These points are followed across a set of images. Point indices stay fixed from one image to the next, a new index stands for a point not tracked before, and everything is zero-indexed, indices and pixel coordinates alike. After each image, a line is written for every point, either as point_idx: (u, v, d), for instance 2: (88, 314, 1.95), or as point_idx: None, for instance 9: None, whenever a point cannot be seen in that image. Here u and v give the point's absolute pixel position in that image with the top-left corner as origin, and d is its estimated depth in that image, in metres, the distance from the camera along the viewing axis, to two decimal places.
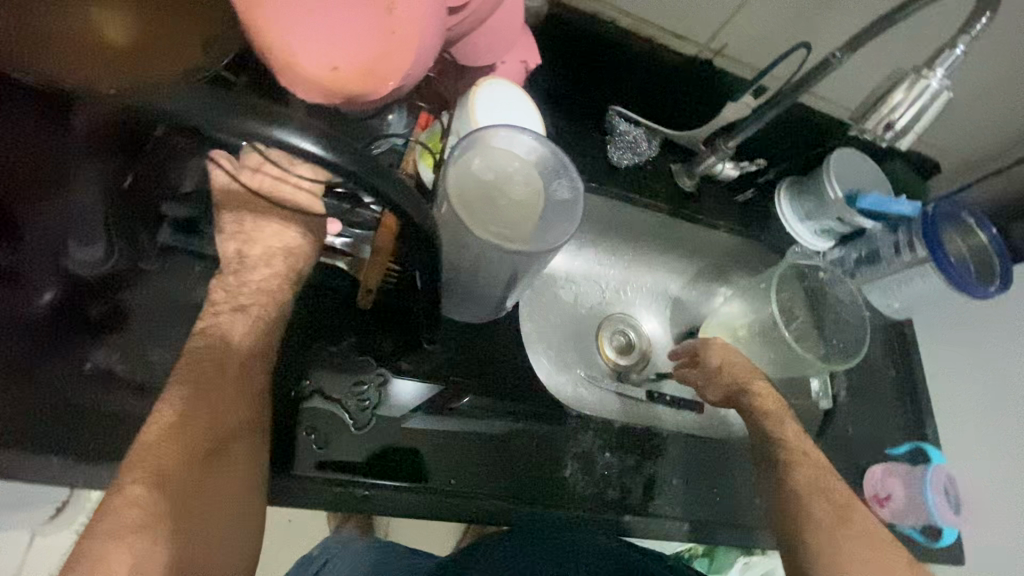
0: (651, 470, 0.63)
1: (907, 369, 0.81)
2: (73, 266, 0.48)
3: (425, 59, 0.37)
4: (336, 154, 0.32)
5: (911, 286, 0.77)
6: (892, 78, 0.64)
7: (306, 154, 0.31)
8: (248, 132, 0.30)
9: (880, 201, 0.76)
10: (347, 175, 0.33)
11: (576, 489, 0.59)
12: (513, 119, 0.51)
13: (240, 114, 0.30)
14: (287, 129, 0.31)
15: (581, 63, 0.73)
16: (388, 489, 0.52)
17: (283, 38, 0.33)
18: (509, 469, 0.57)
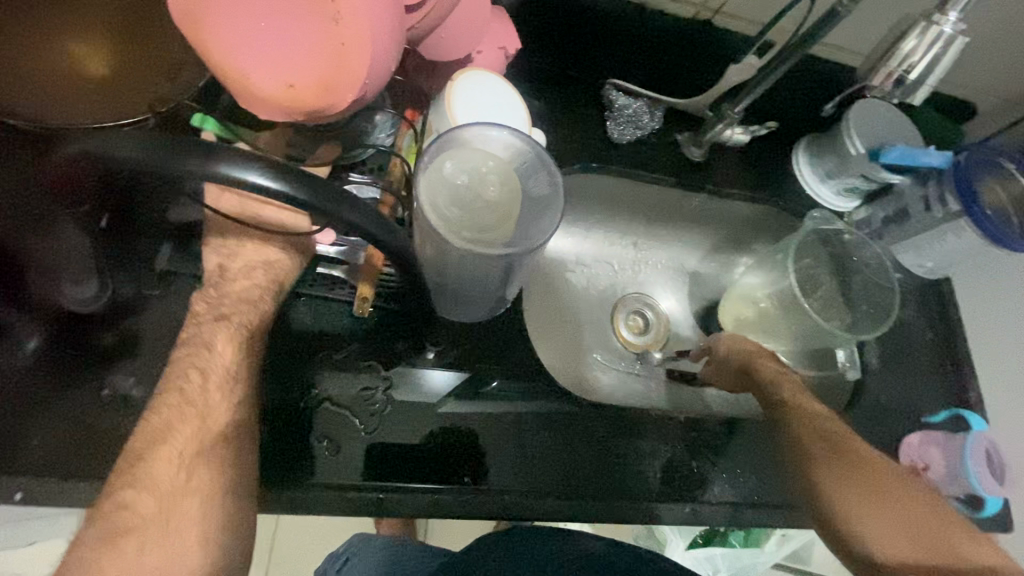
0: (683, 454, 0.63)
1: (944, 331, 0.76)
2: (70, 304, 0.49)
3: (385, 64, 0.35)
4: (293, 180, 0.32)
5: (944, 243, 0.71)
6: (907, 21, 0.62)
7: (257, 187, 0.31)
8: (197, 170, 0.30)
9: (904, 152, 0.69)
10: (303, 203, 0.32)
11: (609, 479, 0.59)
12: (493, 111, 0.49)
13: (187, 155, 0.30)
14: (235, 164, 0.30)
15: (572, 39, 0.71)
16: (422, 492, 0.53)
17: (238, 63, 0.33)
18: (540, 463, 0.58)
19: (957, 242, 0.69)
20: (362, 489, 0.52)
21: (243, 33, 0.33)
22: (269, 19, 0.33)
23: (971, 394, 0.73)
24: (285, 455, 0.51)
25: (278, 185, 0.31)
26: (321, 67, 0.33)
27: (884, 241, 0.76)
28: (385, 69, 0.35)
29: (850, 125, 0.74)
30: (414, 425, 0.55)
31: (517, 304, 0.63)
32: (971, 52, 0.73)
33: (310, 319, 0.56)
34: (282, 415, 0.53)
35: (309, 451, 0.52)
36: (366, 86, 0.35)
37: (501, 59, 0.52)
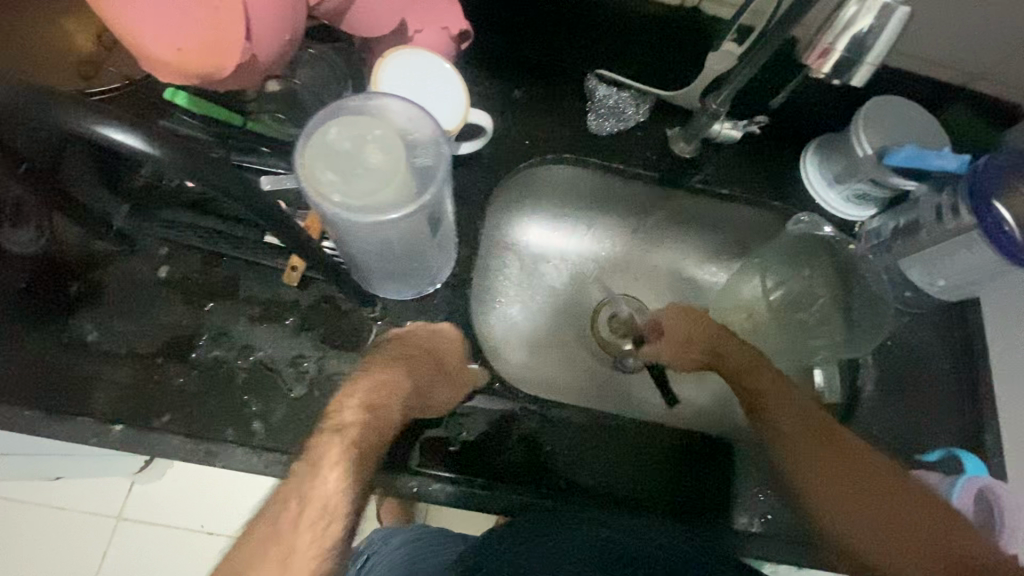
0: (694, 470, 0.61)
1: (965, 363, 0.66)
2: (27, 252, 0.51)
3: (267, 26, 0.37)
4: (166, 144, 0.33)
5: (956, 259, 0.61)
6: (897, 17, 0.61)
7: (129, 148, 0.32)
8: (74, 126, 0.32)
9: (913, 151, 0.61)
10: (172, 164, 0.34)
11: (616, 484, 0.59)
12: (424, 89, 0.50)
13: (67, 112, 0.32)
14: (109, 125, 0.32)
15: (549, 25, 0.68)
16: (434, 478, 0.55)
17: (130, 24, 0.35)
18: (552, 459, 0.59)
19: (970, 258, 0.60)
20: (280, 453, 0.53)
21: None
22: None
23: (986, 438, 0.63)
24: (212, 412, 0.53)
25: (146, 148, 0.33)
26: (202, 29, 0.35)
27: (885, 256, 0.68)
28: (270, 37, 0.37)
29: (859, 123, 0.65)
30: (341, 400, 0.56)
31: (465, 289, 0.63)
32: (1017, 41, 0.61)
33: (256, 287, 0.58)
34: (214, 374, 0.55)
35: (240, 412, 0.54)
36: (251, 49, 0.37)
37: (444, 40, 0.52)
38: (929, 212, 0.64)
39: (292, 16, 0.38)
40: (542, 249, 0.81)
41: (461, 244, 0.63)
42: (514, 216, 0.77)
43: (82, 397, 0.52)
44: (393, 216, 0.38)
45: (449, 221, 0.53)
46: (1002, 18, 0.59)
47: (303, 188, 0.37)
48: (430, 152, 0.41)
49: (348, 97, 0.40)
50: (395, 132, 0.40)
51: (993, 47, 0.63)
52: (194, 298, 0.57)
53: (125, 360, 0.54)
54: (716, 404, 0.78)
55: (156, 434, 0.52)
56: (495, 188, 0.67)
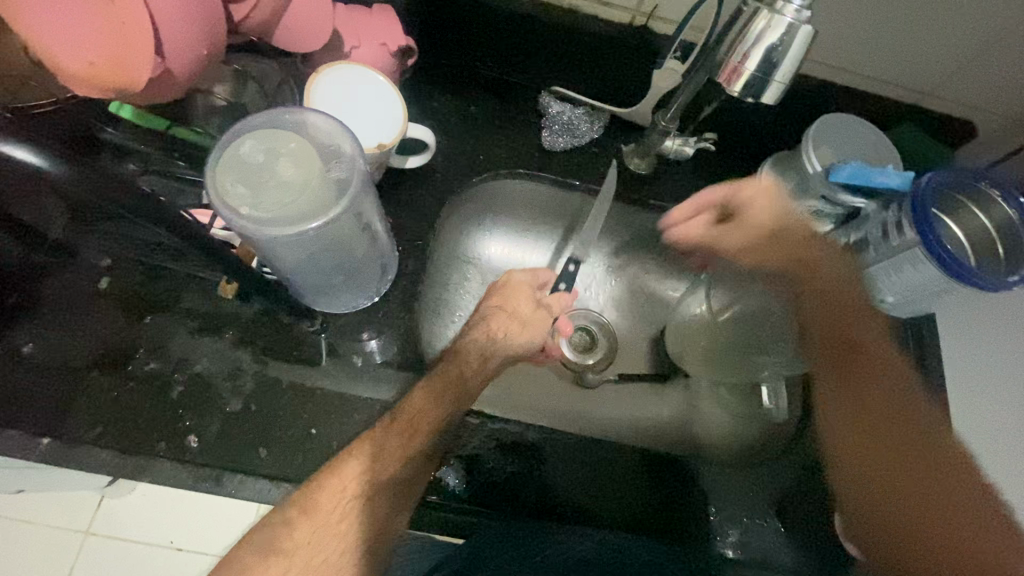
0: (686, 496, 0.61)
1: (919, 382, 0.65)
2: None
3: (178, 47, 0.37)
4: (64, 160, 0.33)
5: (902, 275, 0.60)
6: (842, 36, 0.61)
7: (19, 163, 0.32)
8: None
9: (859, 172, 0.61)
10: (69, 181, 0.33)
11: (608, 508, 0.59)
12: (357, 104, 0.50)
13: None
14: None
15: (498, 42, 0.67)
16: (428, 504, 0.56)
17: (36, 37, 0.35)
18: (549, 482, 0.59)
19: (916, 275, 0.59)
20: (211, 468, 0.52)
21: (43, 8, 0.35)
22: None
23: None
24: (144, 425, 0.53)
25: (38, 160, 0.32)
26: (109, 44, 0.36)
27: None
28: (184, 50, 0.38)
29: (809, 142, 0.65)
30: (278, 416, 0.55)
31: (412, 303, 0.62)
32: (960, 59, 0.61)
33: (199, 299, 0.58)
34: (148, 387, 0.54)
35: (174, 427, 0.53)
36: (165, 63, 0.37)
37: (384, 56, 0.54)
38: (877, 227, 0.63)
39: (209, 34, 0.39)
40: (502, 263, 0.79)
41: (408, 257, 0.63)
42: (472, 229, 0.77)
43: (10, 411, 0.51)
44: (304, 230, 0.38)
45: (378, 229, 0.53)
46: (943, 35, 0.59)
47: (209, 199, 0.37)
48: (344, 167, 0.41)
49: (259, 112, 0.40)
50: (309, 146, 0.40)
51: (937, 64, 0.63)
52: (134, 310, 0.57)
53: (58, 373, 0.53)
54: (677, 419, 0.75)
55: (84, 449, 0.51)
56: (443, 203, 0.67)
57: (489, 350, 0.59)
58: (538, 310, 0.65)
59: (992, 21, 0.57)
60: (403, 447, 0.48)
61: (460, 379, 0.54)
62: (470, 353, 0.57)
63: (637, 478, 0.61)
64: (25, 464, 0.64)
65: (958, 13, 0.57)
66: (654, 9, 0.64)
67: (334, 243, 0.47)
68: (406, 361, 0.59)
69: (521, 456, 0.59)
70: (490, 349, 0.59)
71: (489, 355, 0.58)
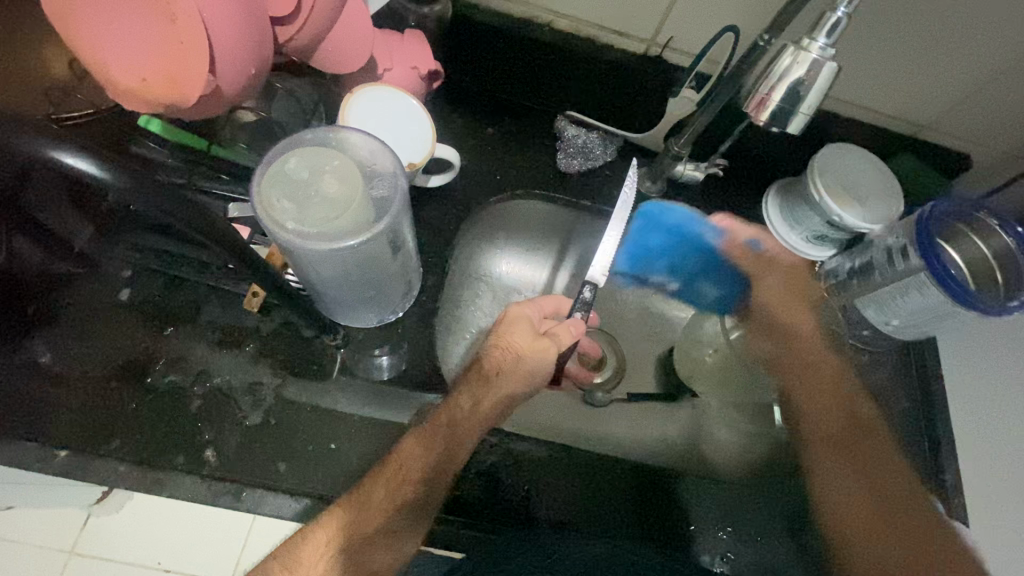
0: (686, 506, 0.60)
1: (925, 402, 0.66)
2: None
3: (230, 66, 0.38)
4: (120, 170, 0.33)
5: (908, 299, 0.62)
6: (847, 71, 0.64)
7: (83, 173, 0.32)
8: (31, 149, 0.32)
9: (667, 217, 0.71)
10: (126, 192, 0.33)
11: (622, 523, 0.59)
12: (388, 125, 0.52)
13: (23, 134, 0.32)
14: (62, 149, 0.32)
15: (517, 68, 0.69)
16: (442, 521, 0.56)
17: (94, 54, 0.37)
18: (569, 498, 0.59)
19: (921, 300, 0.61)
20: (230, 483, 0.52)
21: (105, 26, 0.37)
22: (120, 14, 0.37)
23: (947, 478, 0.62)
24: (163, 438, 0.52)
25: (99, 172, 0.32)
26: (164, 61, 0.37)
27: (844, 296, 0.69)
28: (234, 68, 0.38)
29: (816, 169, 0.67)
30: (297, 431, 0.54)
31: (431, 319, 0.63)
32: (959, 94, 0.64)
33: (219, 312, 0.58)
34: (167, 400, 0.54)
35: (192, 439, 0.53)
36: (214, 81, 0.38)
37: (413, 78, 0.56)
38: (881, 253, 0.65)
39: (259, 55, 0.40)
40: (513, 280, 0.81)
41: (427, 273, 0.64)
42: (486, 248, 0.78)
43: (29, 421, 0.51)
44: (345, 245, 0.40)
45: (412, 245, 0.54)
46: (943, 71, 0.62)
47: (255, 213, 0.38)
48: (386, 184, 0.42)
49: (305, 131, 0.42)
50: (353, 163, 0.42)
51: (937, 98, 0.65)
52: (153, 322, 0.56)
53: (77, 384, 0.53)
54: (684, 439, 0.76)
55: (102, 461, 0.51)
56: (464, 220, 0.68)
57: (481, 395, 0.55)
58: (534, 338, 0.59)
59: (989, 59, 0.60)
60: (391, 498, 0.50)
61: (449, 431, 0.53)
62: (461, 398, 0.54)
63: (645, 493, 0.60)
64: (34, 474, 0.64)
65: (957, 52, 0.60)
66: (669, 41, 0.66)
67: (372, 261, 0.48)
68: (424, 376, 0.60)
69: (535, 468, 0.59)
70: (478, 390, 0.55)
71: (480, 400, 0.55)
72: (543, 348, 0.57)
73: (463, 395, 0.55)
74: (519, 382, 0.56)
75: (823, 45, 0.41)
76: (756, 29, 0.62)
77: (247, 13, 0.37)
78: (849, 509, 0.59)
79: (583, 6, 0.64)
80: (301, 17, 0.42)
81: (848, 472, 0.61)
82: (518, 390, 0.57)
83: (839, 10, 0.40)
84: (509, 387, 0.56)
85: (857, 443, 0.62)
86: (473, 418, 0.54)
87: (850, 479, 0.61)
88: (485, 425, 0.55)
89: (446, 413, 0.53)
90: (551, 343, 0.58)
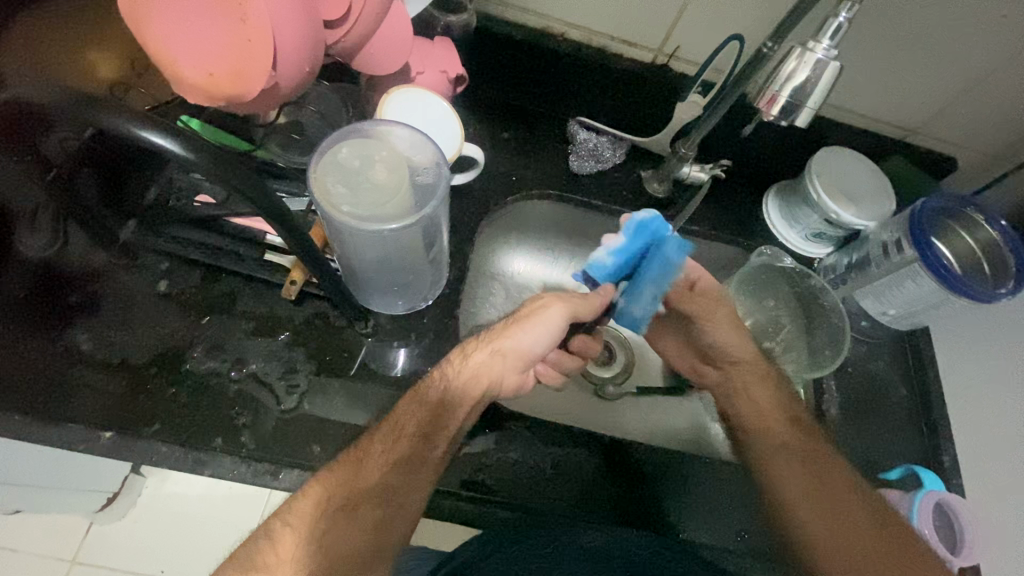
0: (689, 490, 0.61)
1: (921, 387, 0.70)
2: (23, 250, 0.54)
3: (289, 61, 0.41)
4: (197, 149, 0.35)
5: (904, 290, 0.66)
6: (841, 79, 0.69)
7: (162, 150, 0.34)
8: (116, 129, 0.34)
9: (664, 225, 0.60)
10: (203, 170, 0.36)
11: (627, 505, 0.59)
12: (421, 122, 0.56)
13: (109, 113, 0.34)
14: (143, 127, 0.34)
15: (531, 75, 0.73)
16: (462, 500, 0.57)
17: (165, 51, 0.40)
18: (573, 483, 0.59)
19: (916, 289, 0.65)
20: (268, 462, 0.54)
21: (174, 26, 0.40)
22: (189, 16, 0.40)
23: (945, 458, 0.65)
24: (202, 421, 0.54)
25: (174, 147, 0.34)
26: (232, 58, 0.40)
27: (842, 288, 0.73)
28: (294, 64, 0.42)
29: (813, 171, 0.71)
30: (328, 412, 0.57)
31: (453, 309, 0.65)
32: (944, 98, 0.69)
33: (253, 302, 0.60)
34: (205, 385, 0.56)
35: (228, 421, 0.55)
36: (275, 77, 0.41)
37: (442, 81, 0.60)
38: (876, 248, 0.69)
39: (314, 52, 0.43)
40: (525, 278, 0.84)
41: (451, 267, 0.67)
42: (500, 247, 0.81)
43: (74, 404, 0.53)
44: (387, 230, 0.45)
45: (444, 235, 0.59)
46: (928, 78, 0.67)
47: (315, 198, 0.44)
48: (429, 173, 0.48)
49: (356, 124, 0.48)
50: (395, 157, 0.47)
51: (924, 102, 0.70)
52: (191, 311, 0.59)
53: (117, 370, 0.55)
54: (692, 430, 0.79)
55: (144, 442, 0.53)
56: (482, 216, 0.71)
57: (471, 350, 0.57)
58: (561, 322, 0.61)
59: (973, 66, 0.65)
60: (405, 467, 0.51)
61: (440, 395, 0.54)
62: (454, 358, 0.56)
63: (632, 479, 0.60)
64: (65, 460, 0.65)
65: (943, 60, 0.65)
66: (676, 50, 0.70)
67: (410, 242, 0.54)
68: (449, 363, 0.62)
69: (536, 449, 0.60)
70: (481, 357, 0.56)
71: (470, 353, 0.56)
72: (544, 307, 0.59)
73: (454, 354, 0.57)
74: (521, 338, 0.57)
75: (827, 47, 0.45)
76: (759, 39, 0.67)
77: (307, 15, 0.41)
78: (795, 490, 0.60)
79: (596, 17, 0.68)
80: (349, 19, 0.45)
81: (793, 470, 0.61)
82: (516, 345, 0.57)
83: (841, 16, 0.45)
84: (507, 344, 0.57)
85: (804, 451, 0.61)
86: (464, 373, 0.55)
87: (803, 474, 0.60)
88: (479, 387, 0.56)
89: (436, 384, 0.54)
90: (552, 302, 0.59)
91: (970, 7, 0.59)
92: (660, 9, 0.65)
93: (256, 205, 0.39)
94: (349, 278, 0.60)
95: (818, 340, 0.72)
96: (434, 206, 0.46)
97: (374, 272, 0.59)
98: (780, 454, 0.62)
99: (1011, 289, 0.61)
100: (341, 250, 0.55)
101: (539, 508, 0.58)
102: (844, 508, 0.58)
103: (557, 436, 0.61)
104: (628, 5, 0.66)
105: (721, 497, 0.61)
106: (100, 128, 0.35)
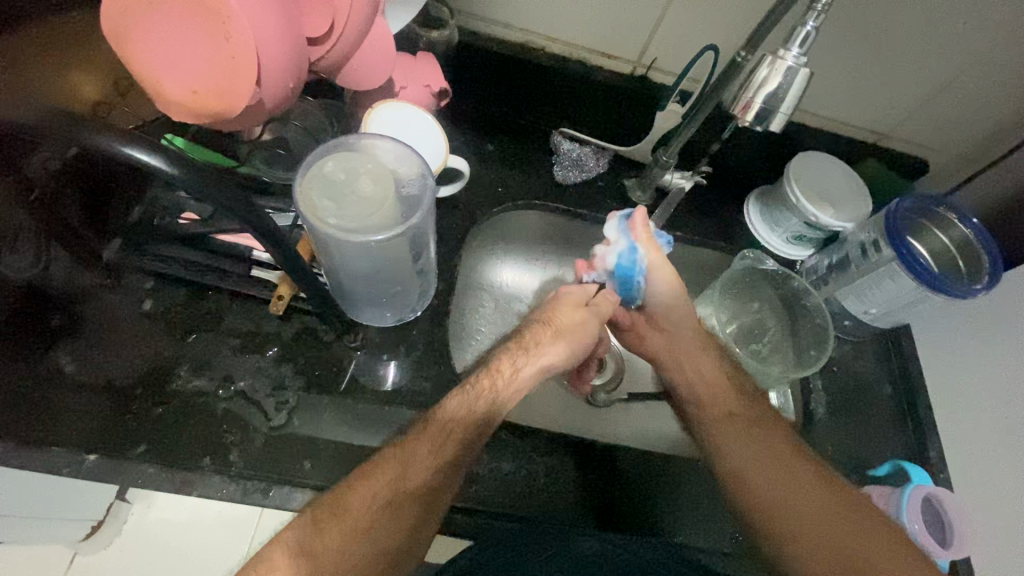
0: (684, 491, 0.61)
1: (906, 384, 0.71)
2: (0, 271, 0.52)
3: (275, 80, 0.42)
4: (181, 164, 0.35)
5: (883, 289, 0.67)
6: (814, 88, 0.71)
7: (145, 166, 0.34)
8: (97, 144, 0.34)
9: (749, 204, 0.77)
10: (186, 184, 0.35)
11: (621, 511, 0.59)
12: (407, 136, 0.57)
13: (88, 129, 0.34)
14: (125, 141, 0.34)
15: (513, 88, 0.74)
16: (456, 512, 0.57)
17: (153, 68, 0.42)
18: (570, 487, 0.60)
19: (894, 287, 0.66)
20: (258, 480, 0.53)
21: (161, 44, 0.41)
22: (173, 32, 0.41)
23: (932, 453, 0.66)
24: (190, 441, 0.53)
25: (157, 160, 0.34)
26: (216, 75, 0.41)
27: (825, 289, 0.74)
28: (278, 83, 0.42)
29: (790, 175, 0.73)
30: (318, 427, 0.56)
31: (443, 320, 0.65)
32: (912, 103, 0.72)
33: (241, 319, 0.60)
34: (191, 404, 0.55)
35: (216, 437, 0.54)
36: (260, 94, 0.42)
37: (426, 96, 0.62)
38: (856, 248, 0.71)
39: (298, 69, 0.44)
40: (515, 288, 0.84)
41: (440, 279, 0.67)
42: (487, 257, 0.81)
43: (53, 427, 0.52)
44: (374, 240, 0.46)
45: (432, 245, 0.60)
46: (896, 83, 0.70)
47: (299, 210, 0.45)
48: (415, 185, 0.50)
49: (340, 137, 0.49)
50: (381, 170, 0.49)
51: (891, 108, 0.73)
52: (176, 330, 0.58)
53: (102, 392, 0.54)
54: (684, 434, 0.78)
55: (130, 464, 0.52)
56: (470, 227, 0.72)
57: (520, 362, 0.59)
58: (579, 310, 0.65)
59: (940, 70, 0.67)
60: (395, 483, 0.50)
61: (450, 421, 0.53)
62: (502, 365, 0.58)
63: (629, 484, 0.61)
64: (49, 481, 0.64)
65: (907, 66, 0.68)
66: (654, 62, 0.72)
67: (395, 253, 0.54)
68: (440, 374, 0.62)
69: (530, 457, 0.60)
70: (521, 360, 0.59)
71: (520, 366, 0.58)
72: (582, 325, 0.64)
73: (504, 363, 0.58)
74: (560, 353, 0.61)
75: (796, 55, 0.47)
76: (735, 47, 0.68)
77: (291, 35, 0.41)
78: (758, 478, 0.57)
79: (574, 30, 0.69)
80: (333, 39, 0.46)
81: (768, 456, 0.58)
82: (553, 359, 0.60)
83: (809, 24, 0.47)
84: (551, 356, 0.61)
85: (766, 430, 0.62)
86: (513, 386, 0.57)
87: (759, 453, 0.58)
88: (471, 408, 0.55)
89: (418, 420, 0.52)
90: (590, 317, 0.64)
91: (929, 15, 0.62)
92: (636, 22, 0.67)
93: (241, 218, 0.39)
94: (337, 291, 0.61)
95: (805, 339, 0.73)
96: (423, 214, 0.48)
97: (359, 283, 0.59)
98: (729, 426, 0.62)
99: (987, 284, 0.63)
100: (327, 263, 0.55)
101: (538, 515, 0.58)
102: (800, 475, 0.56)
103: (554, 447, 0.61)
104: (607, 19, 0.67)
105: (714, 498, 0.61)
106: (80, 146, 0.35)
